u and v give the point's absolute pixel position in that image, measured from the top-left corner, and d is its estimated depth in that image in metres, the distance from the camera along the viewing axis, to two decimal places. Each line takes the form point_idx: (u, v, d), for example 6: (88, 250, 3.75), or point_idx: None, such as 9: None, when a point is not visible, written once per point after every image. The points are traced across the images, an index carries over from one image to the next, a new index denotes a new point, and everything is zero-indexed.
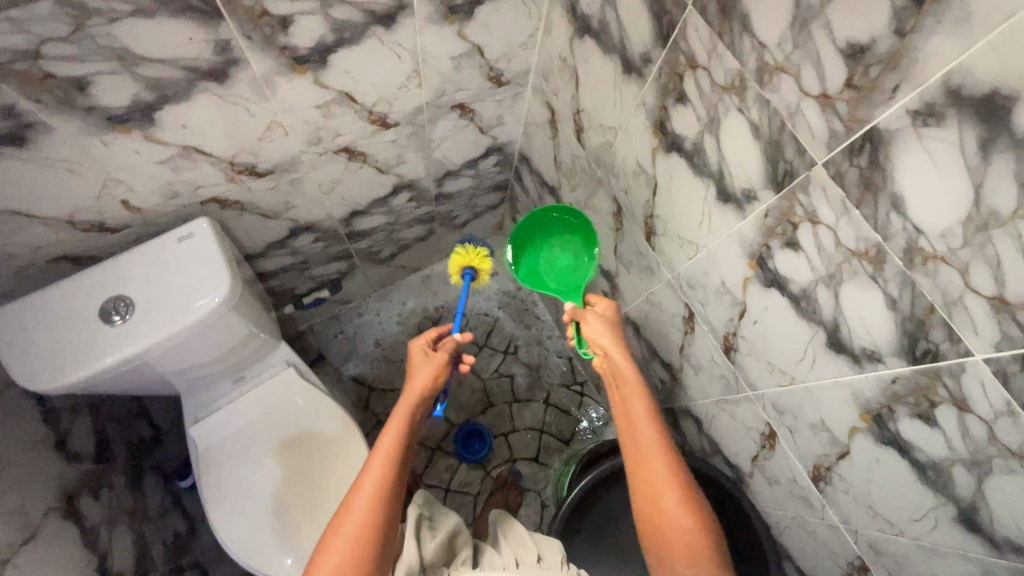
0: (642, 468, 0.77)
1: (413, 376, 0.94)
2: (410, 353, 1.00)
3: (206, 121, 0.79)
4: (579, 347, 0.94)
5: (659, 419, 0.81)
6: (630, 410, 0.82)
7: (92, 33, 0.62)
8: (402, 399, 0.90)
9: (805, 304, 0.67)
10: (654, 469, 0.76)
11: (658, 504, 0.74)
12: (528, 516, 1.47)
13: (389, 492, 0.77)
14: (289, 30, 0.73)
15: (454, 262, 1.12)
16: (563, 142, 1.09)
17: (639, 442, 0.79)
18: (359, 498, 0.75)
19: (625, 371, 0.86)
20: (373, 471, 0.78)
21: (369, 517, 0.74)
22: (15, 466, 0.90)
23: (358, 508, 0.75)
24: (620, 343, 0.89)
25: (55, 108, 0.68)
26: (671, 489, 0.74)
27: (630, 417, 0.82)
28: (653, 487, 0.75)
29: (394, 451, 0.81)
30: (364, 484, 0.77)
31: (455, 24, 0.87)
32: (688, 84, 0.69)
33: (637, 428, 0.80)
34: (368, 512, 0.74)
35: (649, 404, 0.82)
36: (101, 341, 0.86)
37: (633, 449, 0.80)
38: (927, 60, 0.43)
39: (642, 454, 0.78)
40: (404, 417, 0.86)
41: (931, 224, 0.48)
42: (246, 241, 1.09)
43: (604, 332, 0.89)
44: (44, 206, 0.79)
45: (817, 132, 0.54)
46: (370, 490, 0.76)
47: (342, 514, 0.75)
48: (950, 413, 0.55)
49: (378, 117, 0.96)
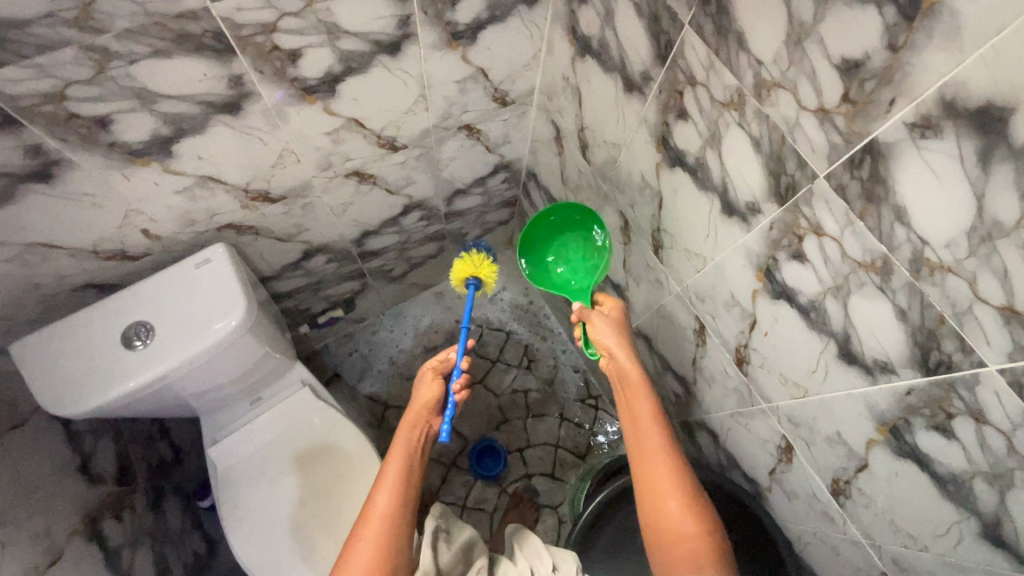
0: (647, 475, 0.77)
1: (423, 393, 0.94)
2: (419, 374, 0.97)
3: (221, 151, 0.82)
4: (585, 348, 0.91)
5: (665, 425, 0.81)
6: (635, 416, 0.81)
7: (114, 75, 0.65)
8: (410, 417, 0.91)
9: (815, 316, 0.67)
10: (659, 477, 0.76)
11: (662, 511, 0.74)
12: (545, 532, 1.46)
13: (400, 521, 0.79)
14: (298, 62, 0.76)
15: (457, 272, 1.13)
16: (569, 159, 1.10)
17: (644, 448, 0.79)
18: (371, 531, 0.77)
19: (630, 373, 0.84)
20: (381, 502, 0.80)
21: (377, 544, 0.76)
22: (41, 491, 0.93)
23: (369, 536, 0.77)
24: (624, 344, 0.87)
25: (79, 145, 0.71)
26: (675, 496, 0.74)
27: (636, 423, 0.81)
28: (659, 494, 0.75)
29: (400, 476, 0.83)
30: (372, 517, 0.79)
31: (459, 49, 0.89)
32: (688, 101, 0.70)
33: (643, 435, 0.80)
34: (378, 542, 0.76)
35: (654, 409, 0.81)
36: (123, 365, 0.88)
37: (638, 455, 0.79)
38: (921, 74, 0.43)
39: (647, 461, 0.78)
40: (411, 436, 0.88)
41: (934, 235, 0.48)
42: (261, 264, 1.12)
43: (610, 333, 0.87)
44: (68, 238, 0.83)
45: (818, 146, 0.54)
46: (380, 523, 0.78)
47: (353, 542, 0.77)
48: (968, 425, 0.54)
49: (387, 141, 0.99)
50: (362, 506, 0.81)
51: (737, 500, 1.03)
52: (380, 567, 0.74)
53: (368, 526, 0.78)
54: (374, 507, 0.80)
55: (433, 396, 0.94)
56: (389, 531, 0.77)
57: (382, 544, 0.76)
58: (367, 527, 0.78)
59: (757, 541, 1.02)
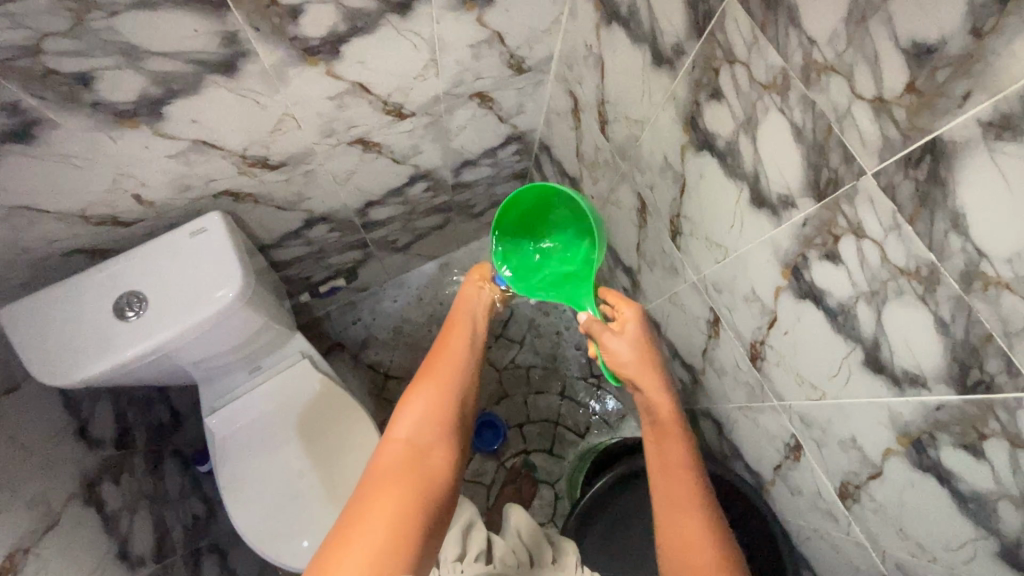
0: (676, 517, 0.71)
1: (468, 294, 0.93)
2: (465, 282, 0.95)
3: (218, 114, 0.77)
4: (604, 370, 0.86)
5: (698, 471, 0.76)
6: (664, 456, 0.77)
7: (94, 27, 0.59)
8: (462, 313, 0.91)
9: (842, 319, 0.63)
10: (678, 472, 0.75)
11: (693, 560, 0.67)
12: (541, 508, 1.47)
13: (464, 369, 0.82)
14: (299, 19, 0.69)
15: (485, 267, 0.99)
16: (586, 133, 1.05)
17: (673, 488, 0.74)
18: (423, 395, 0.77)
19: (660, 404, 0.81)
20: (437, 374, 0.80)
21: (432, 404, 0.76)
22: (36, 455, 0.92)
23: (422, 398, 0.77)
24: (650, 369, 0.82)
25: (60, 104, 0.66)
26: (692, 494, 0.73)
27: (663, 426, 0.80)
28: (691, 538, 0.69)
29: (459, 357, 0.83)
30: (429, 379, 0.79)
31: (475, 10, 0.82)
32: (724, 79, 0.64)
33: (674, 472, 0.75)
34: (435, 400, 0.77)
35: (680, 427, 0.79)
36: (116, 337, 0.86)
37: (665, 497, 0.74)
38: (1006, 66, 0.37)
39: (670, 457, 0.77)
40: (467, 331, 0.88)
41: (994, 247, 0.43)
42: (261, 232, 1.08)
43: (631, 361, 0.82)
44: (56, 201, 0.78)
45: (869, 140, 0.49)
46: (448, 363, 0.82)
47: (402, 403, 0.77)
48: (1000, 447, 0.51)
49: (394, 108, 0.93)
50: (430, 352, 0.85)
51: (738, 492, 1.02)
52: (434, 420, 0.75)
53: (419, 391, 0.78)
54: (432, 374, 0.80)
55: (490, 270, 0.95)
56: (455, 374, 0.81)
57: (437, 405, 0.76)
58: (436, 366, 0.82)
59: (755, 533, 1.01)
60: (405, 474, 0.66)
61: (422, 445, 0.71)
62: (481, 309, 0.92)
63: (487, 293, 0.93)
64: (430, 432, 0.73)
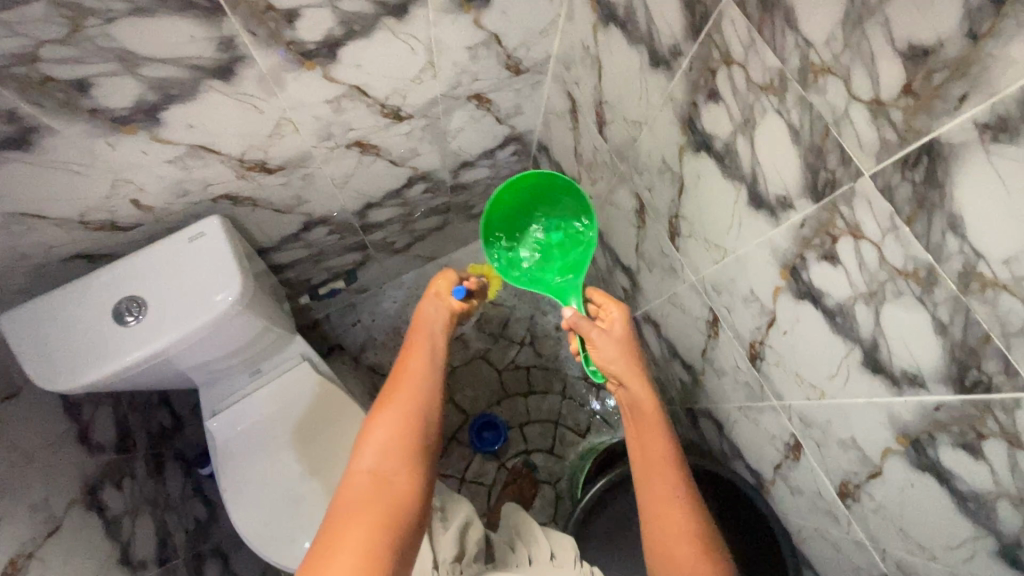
0: (664, 520, 0.70)
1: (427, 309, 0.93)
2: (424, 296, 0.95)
3: (215, 118, 0.77)
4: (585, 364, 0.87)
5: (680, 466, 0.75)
6: (646, 452, 0.76)
7: (91, 34, 0.59)
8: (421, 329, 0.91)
9: (841, 320, 0.63)
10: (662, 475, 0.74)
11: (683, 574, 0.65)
12: (542, 509, 1.47)
13: (429, 384, 0.81)
14: (295, 24, 0.69)
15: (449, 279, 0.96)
16: (584, 133, 1.04)
17: (659, 499, 0.72)
18: (387, 418, 0.75)
19: (643, 405, 0.80)
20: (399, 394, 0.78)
21: (396, 426, 0.74)
22: (38, 461, 0.92)
23: (383, 425, 0.74)
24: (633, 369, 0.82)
25: (57, 111, 0.66)
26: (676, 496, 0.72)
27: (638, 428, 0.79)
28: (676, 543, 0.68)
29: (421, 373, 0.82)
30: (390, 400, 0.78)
31: (472, 12, 0.82)
32: (721, 81, 0.64)
33: (654, 474, 0.74)
34: (397, 423, 0.74)
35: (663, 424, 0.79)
36: (116, 342, 0.86)
37: (648, 497, 0.73)
38: (1002, 68, 0.37)
39: (650, 462, 0.75)
40: (427, 346, 0.87)
41: (992, 248, 0.43)
42: (260, 235, 1.07)
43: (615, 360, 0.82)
44: (54, 207, 0.78)
45: (867, 142, 0.49)
46: (411, 380, 0.81)
47: (367, 428, 0.75)
48: (999, 447, 0.51)
49: (391, 110, 0.92)
50: (393, 371, 0.83)
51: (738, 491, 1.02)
52: (400, 441, 0.73)
53: (382, 413, 0.76)
54: (393, 395, 0.78)
55: (446, 285, 0.95)
56: (422, 388, 0.80)
57: (401, 425, 0.74)
58: (399, 385, 0.80)
59: (756, 532, 1.01)
60: (370, 505, 0.64)
61: (388, 472, 0.69)
62: (441, 320, 0.92)
63: (445, 309, 0.93)
64: (394, 458, 0.71)
